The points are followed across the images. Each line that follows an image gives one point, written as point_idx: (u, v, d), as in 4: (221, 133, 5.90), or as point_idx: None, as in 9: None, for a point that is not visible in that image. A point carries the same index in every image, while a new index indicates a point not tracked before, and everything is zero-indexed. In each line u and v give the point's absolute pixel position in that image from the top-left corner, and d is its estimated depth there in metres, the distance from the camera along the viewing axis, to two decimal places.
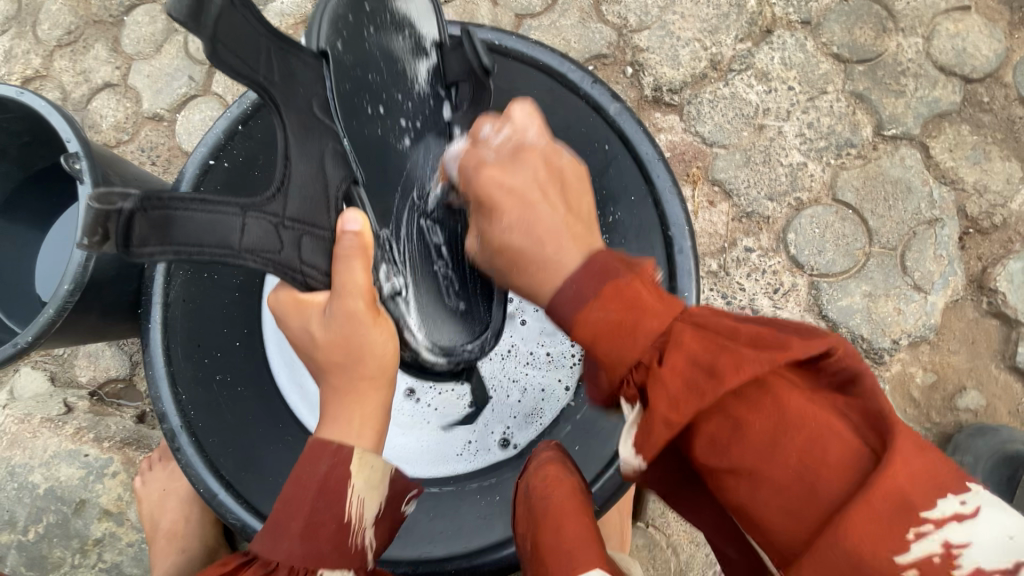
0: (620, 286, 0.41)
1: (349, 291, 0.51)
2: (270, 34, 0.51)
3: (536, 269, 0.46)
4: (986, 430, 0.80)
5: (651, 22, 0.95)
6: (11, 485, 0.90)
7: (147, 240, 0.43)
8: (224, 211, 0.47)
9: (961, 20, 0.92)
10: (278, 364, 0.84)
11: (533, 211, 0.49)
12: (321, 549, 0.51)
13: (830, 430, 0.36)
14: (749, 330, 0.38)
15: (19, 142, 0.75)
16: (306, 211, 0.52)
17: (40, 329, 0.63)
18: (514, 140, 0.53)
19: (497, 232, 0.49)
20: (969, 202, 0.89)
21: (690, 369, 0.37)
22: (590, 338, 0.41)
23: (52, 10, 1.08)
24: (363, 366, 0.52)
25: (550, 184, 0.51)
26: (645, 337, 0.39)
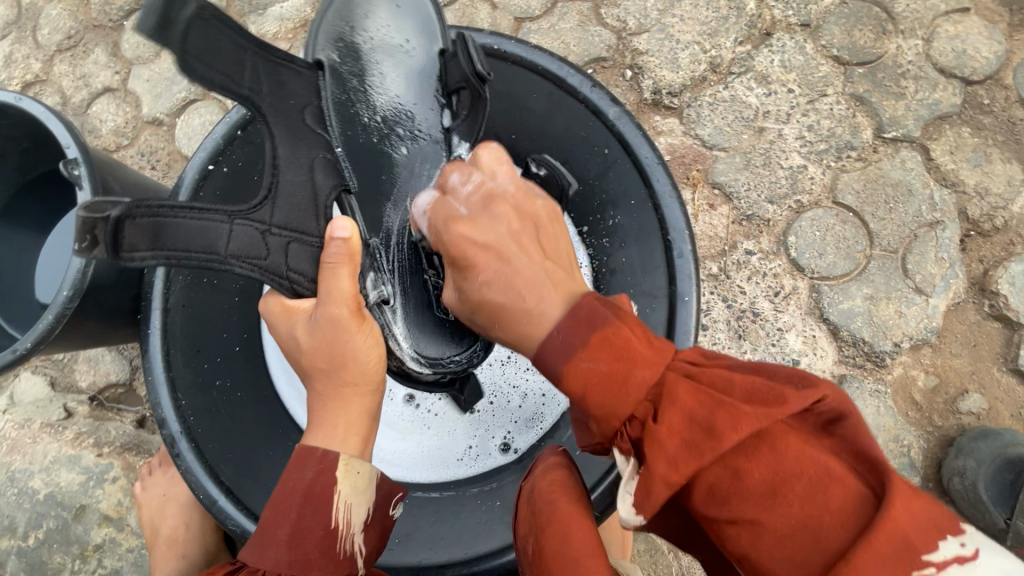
0: (609, 335, 0.40)
1: (333, 299, 0.49)
2: (258, 46, 0.53)
3: (518, 317, 0.43)
4: (989, 433, 0.80)
5: (650, 25, 0.95)
6: (11, 491, 0.90)
7: (136, 246, 0.44)
8: (212, 218, 0.47)
9: (960, 22, 0.92)
10: (278, 369, 0.81)
11: (511, 265, 0.44)
12: (309, 556, 0.52)
13: (826, 474, 0.35)
14: (743, 384, 0.38)
15: (19, 147, 0.75)
16: (293, 218, 0.52)
17: (39, 335, 0.63)
18: (483, 190, 0.49)
19: (475, 291, 0.45)
20: (970, 204, 0.89)
21: (686, 426, 0.37)
22: (581, 390, 0.40)
23: (52, 15, 1.08)
24: (347, 372, 0.51)
25: (523, 233, 0.46)
26: (639, 390, 0.38)
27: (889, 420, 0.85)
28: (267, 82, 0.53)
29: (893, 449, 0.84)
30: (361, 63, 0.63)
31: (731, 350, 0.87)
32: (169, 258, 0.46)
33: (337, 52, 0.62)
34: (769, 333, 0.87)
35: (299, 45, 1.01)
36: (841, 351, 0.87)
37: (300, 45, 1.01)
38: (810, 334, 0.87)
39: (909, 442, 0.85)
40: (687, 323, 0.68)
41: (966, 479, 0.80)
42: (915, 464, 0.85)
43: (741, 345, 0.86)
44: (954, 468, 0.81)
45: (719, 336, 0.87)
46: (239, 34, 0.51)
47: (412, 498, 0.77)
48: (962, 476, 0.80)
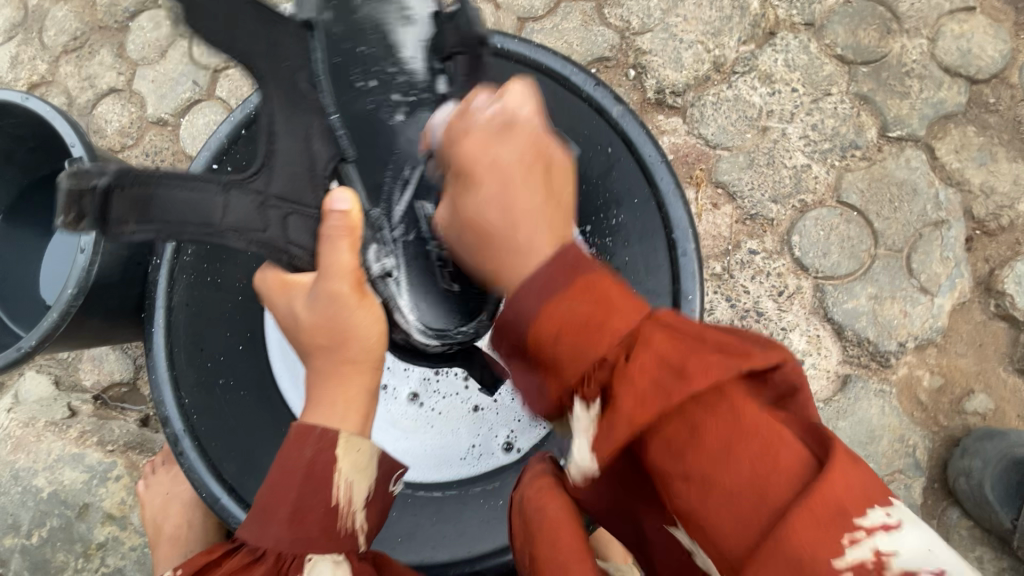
0: (591, 283, 0.38)
1: (336, 274, 0.49)
2: (251, 3, 0.52)
3: (504, 249, 0.42)
4: (995, 433, 0.79)
5: (653, 25, 0.95)
6: (16, 489, 0.90)
7: (126, 217, 0.43)
8: (207, 190, 0.48)
9: (965, 21, 0.92)
10: (282, 367, 0.81)
11: (511, 189, 0.42)
12: (309, 533, 0.51)
13: (782, 435, 0.34)
14: (714, 338, 0.37)
15: (25, 146, 0.76)
16: (291, 189, 0.53)
17: (44, 333, 0.64)
18: (504, 115, 0.44)
19: (471, 213, 0.43)
20: (975, 203, 0.88)
21: (659, 370, 0.35)
22: (553, 332, 0.38)
23: (58, 16, 1.08)
24: (348, 350, 0.51)
25: (536, 167, 0.43)
26: (613, 335, 0.36)
27: (893, 420, 0.85)
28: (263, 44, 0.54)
29: (898, 449, 0.84)
30: (355, 23, 0.59)
31: None
32: (163, 231, 0.46)
33: (329, 11, 0.58)
34: (772, 332, 0.87)
35: None
36: (846, 351, 0.86)
37: None
38: (814, 334, 0.87)
39: (914, 442, 0.84)
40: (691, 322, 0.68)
41: (972, 480, 0.79)
42: (920, 464, 0.84)
43: None
44: (959, 469, 0.80)
45: None
46: None
47: (415, 497, 0.77)
48: (968, 477, 0.79)
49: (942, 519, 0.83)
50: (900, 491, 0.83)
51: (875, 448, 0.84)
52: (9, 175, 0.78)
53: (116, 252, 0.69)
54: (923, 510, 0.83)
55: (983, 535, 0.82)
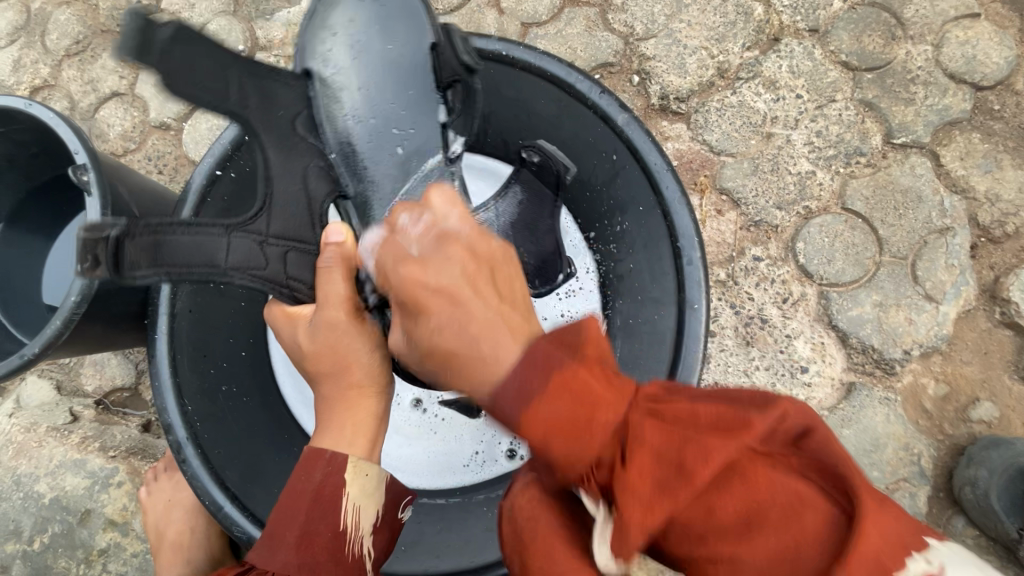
0: (569, 377, 0.35)
1: (334, 304, 0.51)
2: (244, 61, 0.56)
3: (469, 366, 0.36)
4: (1001, 442, 0.79)
5: (657, 31, 0.95)
6: (17, 495, 0.90)
7: (138, 263, 0.48)
8: (209, 234, 0.52)
9: (970, 27, 0.92)
10: (284, 375, 0.84)
11: (465, 307, 0.36)
12: (316, 558, 0.51)
13: (800, 500, 0.35)
14: (708, 412, 0.37)
15: (28, 153, 0.75)
16: (288, 228, 0.58)
17: (47, 340, 0.63)
18: (436, 227, 0.42)
19: (426, 335, 0.37)
20: (981, 210, 0.88)
21: (659, 466, 0.35)
22: (542, 437, 0.35)
23: (61, 20, 1.08)
24: (352, 374, 0.52)
25: (477, 267, 0.39)
26: (603, 431, 0.35)
27: (899, 428, 0.84)
28: (256, 98, 0.57)
29: (903, 458, 0.84)
30: (343, 66, 0.61)
31: (740, 356, 0.86)
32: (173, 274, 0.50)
33: (318, 56, 0.61)
34: (777, 339, 0.86)
35: None
36: (851, 358, 0.86)
37: None
38: (818, 341, 0.86)
39: (919, 450, 0.84)
40: (696, 331, 0.67)
41: (977, 489, 0.79)
42: (925, 473, 0.84)
43: (749, 351, 0.86)
44: (965, 478, 0.80)
45: (727, 343, 0.87)
46: (214, 48, 0.53)
47: (418, 505, 0.77)
48: (974, 486, 0.79)
49: (947, 528, 0.83)
50: (905, 499, 0.83)
51: (880, 456, 0.84)
52: (11, 182, 0.78)
53: None
54: (928, 519, 0.83)
55: (989, 544, 0.82)
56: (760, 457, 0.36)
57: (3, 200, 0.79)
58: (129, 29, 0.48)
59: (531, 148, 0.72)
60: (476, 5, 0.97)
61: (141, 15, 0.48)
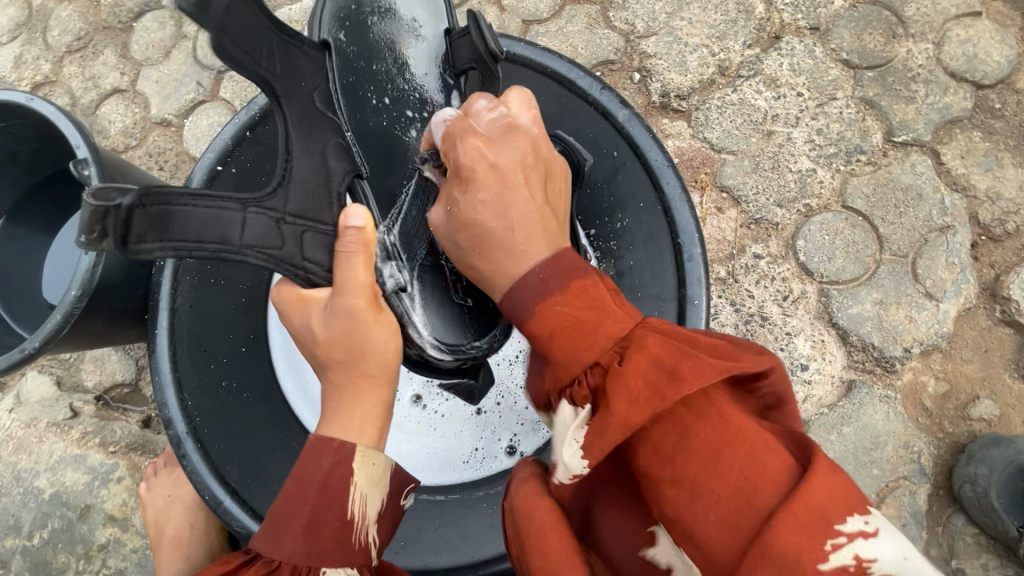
0: (585, 289, 0.42)
1: (353, 288, 0.50)
2: (276, 25, 0.52)
3: (500, 245, 0.45)
4: (1001, 440, 0.79)
5: (658, 28, 0.95)
6: (17, 490, 0.90)
7: (144, 237, 0.43)
8: (224, 206, 0.48)
9: (971, 26, 0.92)
10: (285, 371, 0.82)
11: (511, 198, 0.46)
12: (325, 546, 0.50)
13: (767, 445, 0.36)
14: (702, 344, 0.42)
15: (30, 147, 0.75)
16: (307, 206, 0.53)
17: (46, 335, 0.63)
18: (507, 121, 0.49)
19: (470, 209, 0.46)
20: (981, 209, 0.88)
21: (650, 370, 0.38)
22: (548, 331, 0.42)
23: (62, 16, 1.08)
24: (366, 363, 0.51)
25: (534, 159, 0.48)
26: (608, 339, 0.40)
27: (899, 426, 0.84)
28: (281, 63, 0.54)
29: (903, 456, 0.84)
30: (370, 45, 0.63)
31: None
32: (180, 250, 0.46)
33: (343, 34, 0.62)
34: (777, 337, 0.86)
35: None
36: (851, 356, 0.86)
37: None
38: (819, 339, 0.86)
39: (919, 448, 0.84)
40: (697, 327, 0.67)
41: (977, 487, 0.79)
42: (925, 471, 0.84)
43: None
44: (965, 476, 0.80)
45: None
46: (257, 12, 0.50)
47: (418, 501, 0.77)
48: (974, 484, 0.79)
49: (947, 526, 0.83)
50: (905, 497, 0.83)
51: (880, 454, 0.84)
52: (12, 176, 0.78)
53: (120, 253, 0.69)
54: (927, 517, 0.83)
55: (988, 542, 0.82)
56: (734, 398, 0.39)
57: (4, 194, 0.79)
58: None
59: (552, 138, 0.64)
60: (477, 2, 0.97)
61: None
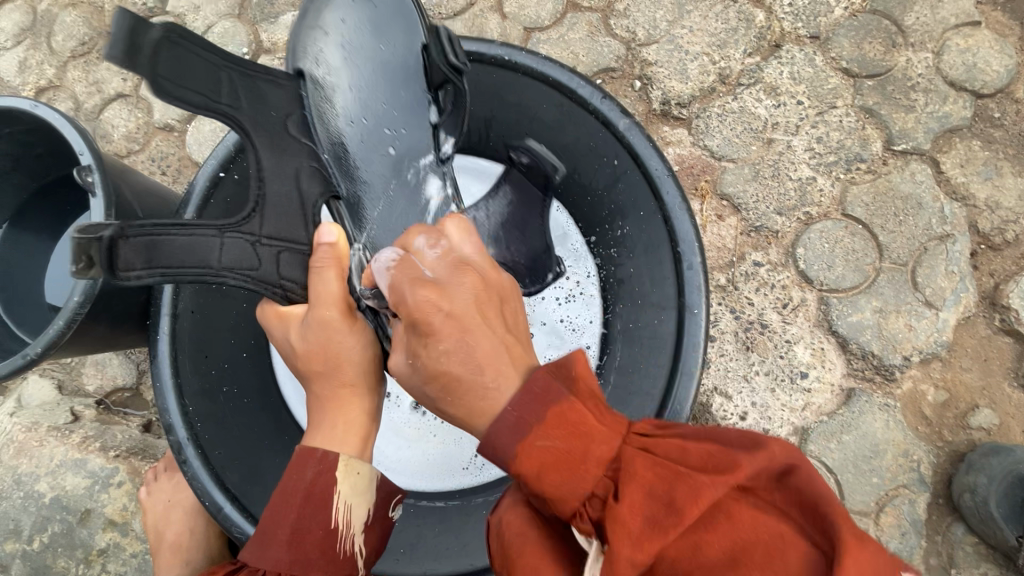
0: (566, 415, 0.38)
1: (324, 301, 0.53)
2: (227, 59, 0.55)
3: (473, 395, 0.39)
4: (1001, 449, 0.79)
5: (659, 36, 0.95)
6: (18, 494, 0.90)
7: (131, 264, 0.47)
8: (202, 234, 0.51)
9: (971, 35, 0.92)
10: (285, 377, 0.86)
11: (471, 337, 0.39)
12: (308, 556, 0.51)
13: (778, 540, 0.36)
14: (695, 452, 0.39)
15: (33, 153, 0.76)
16: (282, 229, 0.57)
17: (49, 340, 0.64)
18: (451, 255, 0.46)
19: (432, 359, 0.39)
20: (981, 217, 0.88)
21: (646, 502, 0.36)
22: (535, 470, 0.39)
23: (66, 22, 1.09)
24: (342, 372, 0.53)
25: (488, 290, 0.43)
26: (598, 466, 0.38)
27: (898, 434, 0.84)
28: (247, 98, 0.57)
29: (902, 464, 0.84)
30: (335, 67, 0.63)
31: (740, 361, 0.86)
32: (165, 275, 0.49)
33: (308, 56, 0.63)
34: (777, 344, 0.86)
35: None
36: (851, 364, 0.86)
37: None
38: (818, 347, 0.87)
39: (919, 457, 0.84)
40: (695, 336, 0.67)
41: (977, 496, 0.78)
42: (924, 480, 0.84)
43: (749, 356, 0.86)
44: (965, 485, 0.80)
45: (727, 348, 0.87)
46: (202, 52, 0.53)
47: (418, 508, 0.78)
48: (974, 493, 0.79)
49: (947, 534, 0.83)
50: (904, 506, 0.83)
51: (879, 462, 0.84)
52: (16, 182, 0.78)
53: None
54: (927, 525, 0.83)
55: (988, 551, 0.82)
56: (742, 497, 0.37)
57: (7, 199, 0.79)
58: (120, 28, 0.45)
59: (511, 151, 0.72)
60: (479, 10, 0.97)
61: (132, 14, 0.45)
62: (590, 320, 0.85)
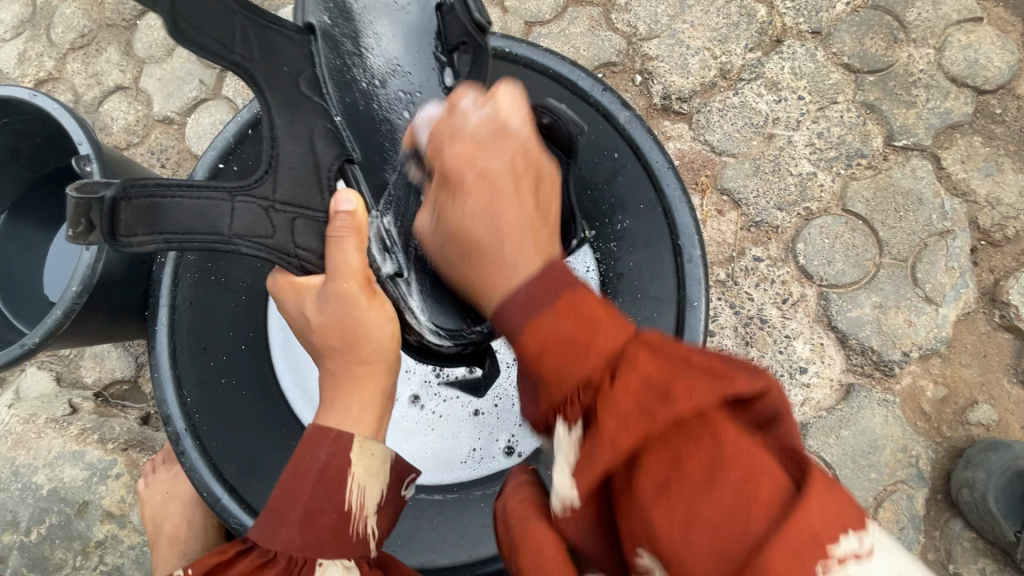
0: (576, 301, 0.37)
1: (346, 275, 0.50)
2: (246, 6, 0.52)
3: (491, 253, 0.41)
4: (999, 445, 0.79)
5: (660, 31, 0.95)
6: (15, 486, 0.90)
7: (133, 228, 0.46)
8: (213, 196, 0.49)
9: (973, 31, 0.92)
10: (284, 370, 0.83)
11: (501, 200, 0.42)
12: (321, 537, 0.51)
13: (761, 460, 0.33)
14: (703, 362, 0.36)
15: (32, 143, 0.76)
16: (296, 194, 0.54)
17: (47, 330, 0.64)
18: (495, 120, 0.45)
19: (458, 214, 0.43)
20: (981, 214, 0.88)
21: (640, 391, 0.35)
22: (537, 348, 0.37)
23: (66, 13, 1.09)
24: (360, 350, 0.53)
25: (524, 166, 0.44)
26: (597, 355, 0.36)
27: (897, 430, 0.84)
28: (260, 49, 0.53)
29: (901, 460, 0.84)
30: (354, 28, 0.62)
31: (739, 356, 0.86)
32: (172, 239, 0.48)
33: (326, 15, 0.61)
34: (776, 339, 0.86)
35: None
36: (850, 359, 0.86)
37: None
38: (818, 342, 0.87)
39: (917, 452, 0.84)
40: (695, 329, 0.67)
41: (975, 491, 0.78)
42: (923, 475, 0.84)
43: (748, 351, 0.86)
44: (963, 480, 0.80)
45: (727, 343, 0.87)
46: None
47: (416, 500, 0.78)
48: (972, 488, 0.79)
49: (945, 530, 0.83)
50: (902, 501, 0.83)
51: (878, 458, 0.84)
52: (14, 172, 0.78)
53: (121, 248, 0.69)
54: (925, 521, 0.83)
55: (986, 546, 0.82)
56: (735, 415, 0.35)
57: (6, 189, 0.79)
58: None
59: (542, 108, 0.61)
60: None
61: None
62: None
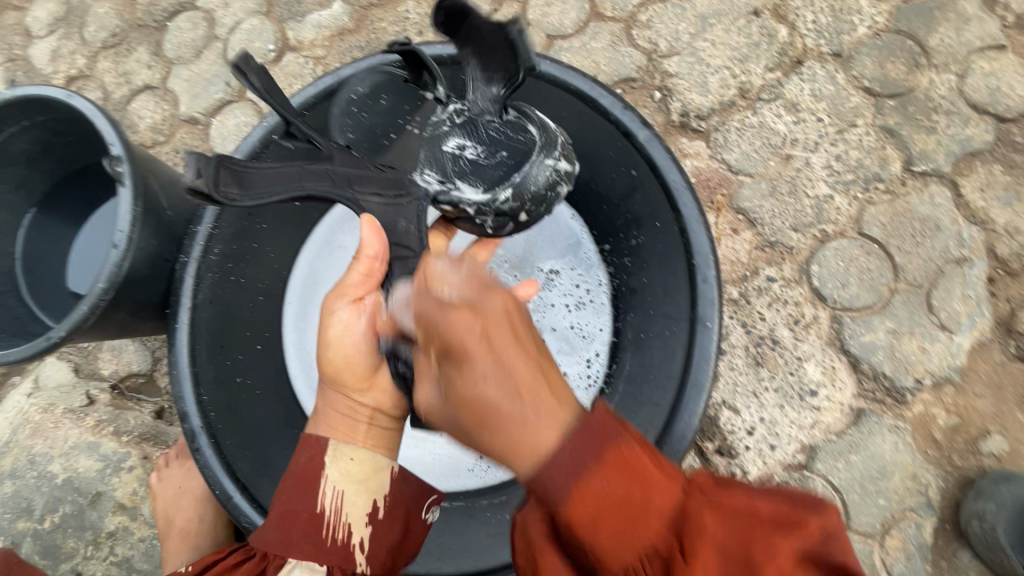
0: (633, 460, 0.39)
1: (341, 288, 0.64)
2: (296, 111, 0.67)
3: (510, 428, 0.35)
4: (1010, 478, 0.79)
5: (681, 49, 0.96)
6: (31, 474, 0.91)
7: (231, 189, 0.58)
8: (286, 170, 0.63)
9: (996, 59, 0.92)
10: (298, 368, 0.88)
11: (502, 372, 0.35)
12: (293, 536, 0.56)
13: None
14: (769, 510, 0.43)
15: (64, 141, 0.78)
16: (352, 162, 0.66)
17: (73, 324, 0.65)
18: (473, 278, 0.40)
19: (469, 384, 0.36)
20: (999, 242, 0.88)
21: (719, 553, 0.40)
22: (590, 515, 0.38)
23: (99, 13, 1.11)
24: (338, 371, 0.61)
25: (518, 311, 0.39)
26: (658, 518, 0.39)
27: (907, 457, 0.84)
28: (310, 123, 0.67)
29: (910, 487, 0.83)
30: (368, 130, 0.74)
31: (749, 376, 0.86)
32: (262, 199, 0.60)
33: (351, 131, 0.73)
34: (787, 361, 0.86)
35: (335, 53, 1.05)
36: (861, 383, 0.86)
37: (336, 53, 1.05)
38: (829, 365, 0.86)
39: (926, 480, 0.83)
40: (707, 349, 0.66)
41: (984, 523, 0.78)
42: (932, 504, 0.83)
43: (758, 372, 0.86)
44: (973, 511, 0.79)
45: (737, 363, 0.87)
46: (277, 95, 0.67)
47: None
48: (981, 520, 0.78)
49: (953, 560, 0.82)
50: (910, 529, 0.82)
51: (886, 484, 0.83)
52: (45, 169, 0.80)
53: (145, 246, 0.70)
54: (933, 550, 0.82)
55: None
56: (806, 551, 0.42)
57: (35, 185, 0.81)
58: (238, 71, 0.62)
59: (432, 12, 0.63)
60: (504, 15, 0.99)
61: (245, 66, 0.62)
62: (600, 328, 0.88)
